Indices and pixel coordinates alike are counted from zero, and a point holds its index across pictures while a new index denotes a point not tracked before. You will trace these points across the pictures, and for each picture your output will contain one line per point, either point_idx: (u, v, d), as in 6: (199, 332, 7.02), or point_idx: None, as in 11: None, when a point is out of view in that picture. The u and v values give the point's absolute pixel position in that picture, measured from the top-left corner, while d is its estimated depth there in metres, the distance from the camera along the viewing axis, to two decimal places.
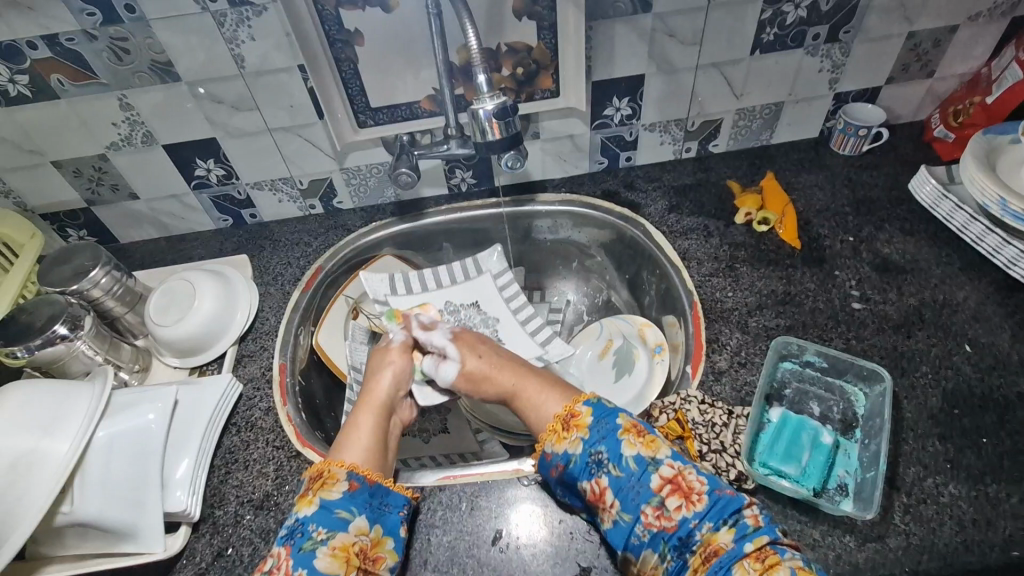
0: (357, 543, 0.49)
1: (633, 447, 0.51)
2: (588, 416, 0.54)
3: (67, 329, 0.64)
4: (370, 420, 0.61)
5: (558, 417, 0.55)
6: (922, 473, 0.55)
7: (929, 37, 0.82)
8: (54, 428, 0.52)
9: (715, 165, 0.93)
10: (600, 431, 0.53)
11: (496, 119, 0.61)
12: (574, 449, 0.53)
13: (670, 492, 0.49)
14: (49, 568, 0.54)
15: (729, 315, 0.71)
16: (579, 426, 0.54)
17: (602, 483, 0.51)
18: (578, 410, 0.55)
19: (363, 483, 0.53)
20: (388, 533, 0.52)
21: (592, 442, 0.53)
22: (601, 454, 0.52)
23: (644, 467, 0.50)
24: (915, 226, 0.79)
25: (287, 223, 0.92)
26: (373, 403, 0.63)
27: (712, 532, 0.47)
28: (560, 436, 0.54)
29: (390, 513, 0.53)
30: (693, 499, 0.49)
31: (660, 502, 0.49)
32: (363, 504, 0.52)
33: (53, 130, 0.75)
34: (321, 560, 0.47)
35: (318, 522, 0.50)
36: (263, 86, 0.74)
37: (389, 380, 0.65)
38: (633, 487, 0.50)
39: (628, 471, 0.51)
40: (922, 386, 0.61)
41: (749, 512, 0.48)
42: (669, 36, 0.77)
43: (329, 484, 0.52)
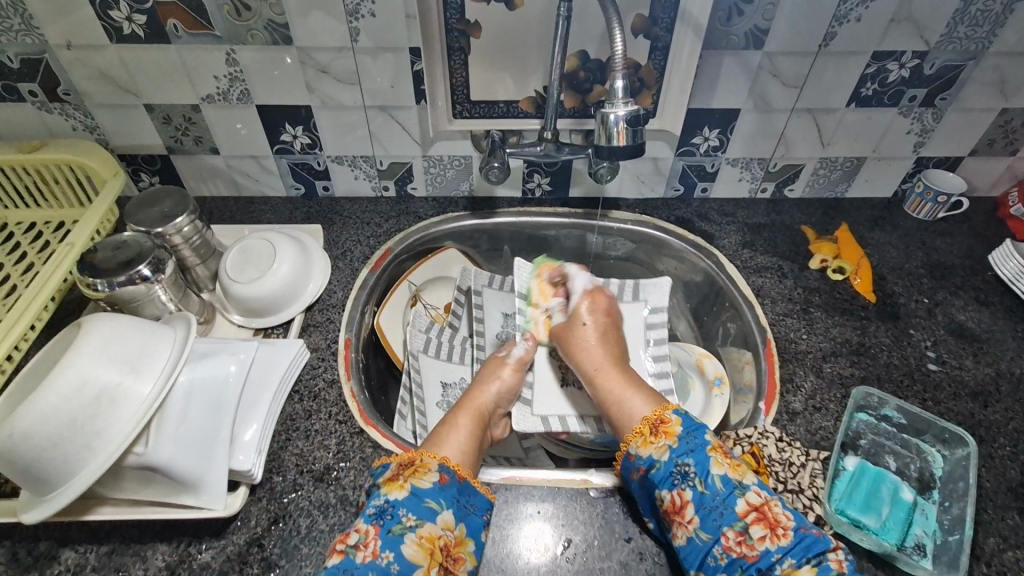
0: (441, 537, 0.49)
1: (721, 466, 0.51)
2: (677, 425, 0.55)
3: (150, 271, 0.63)
4: (468, 421, 0.61)
5: (647, 421, 0.57)
6: (1002, 544, 0.54)
7: (1022, 115, 0.82)
8: (139, 367, 0.52)
9: (787, 209, 0.92)
10: (689, 443, 0.53)
11: (623, 126, 0.63)
12: (661, 455, 0.54)
13: (755, 521, 0.49)
14: (101, 509, 0.53)
15: (803, 357, 0.70)
16: (668, 433, 0.55)
17: (684, 496, 0.51)
18: (668, 417, 0.56)
19: (452, 478, 0.53)
20: (472, 535, 0.51)
21: (679, 452, 0.53)
22: (688, 466, 0.52)
23: (730, 489, 0.50)
24: (990, 297, 0.78)
25: (359, 201, 0.91)
26: (472, 406, 0.63)
27: (794, 569, 0.46)
28: (646, 439, 0.55)
29: (475, 515, 0.52)
30: (778, 532, 0.48)
31: (743, 529, 0.49)
32: (451, 500, 0.52)
33: (154, 74, 0.74)
34: (408, 547, 0.48)
35: (407, 509, 0.50)
36: (367, 61, 0.73)
37: (492, 393, 0.65)
38: (717, 506, 0.50)
39: (713, 489, 0.50)
40: (1000, 457, 0.61)
41: (834, 555, 0.47)
42: (774, 76, 0.76)
43: (421, 473, 0.52)
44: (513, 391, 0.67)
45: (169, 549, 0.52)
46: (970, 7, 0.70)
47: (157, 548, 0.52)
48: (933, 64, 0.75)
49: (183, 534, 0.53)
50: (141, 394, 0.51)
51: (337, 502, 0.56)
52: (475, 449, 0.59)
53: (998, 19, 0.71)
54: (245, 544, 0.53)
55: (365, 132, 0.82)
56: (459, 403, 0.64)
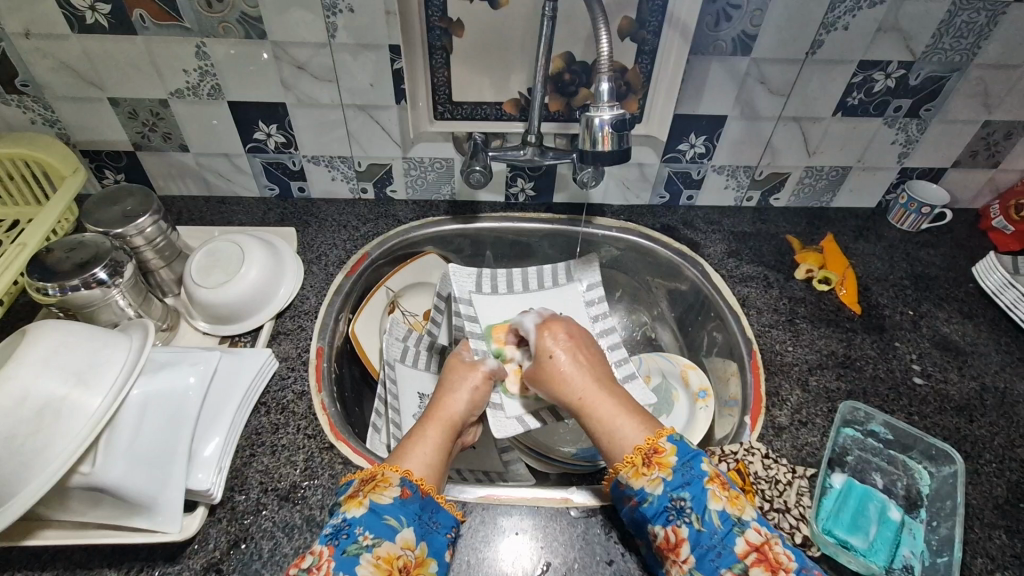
0: (401, 557, 0.46)
1: (718, 501, 0.48)
2: (672, 456, 0.52)
3: (107, 274, 0.59)
4: (437, 433, 0.58)
5: (640, 449, 0.53)
6: (989, 565, 0.53)
7: (1004, 128, 0.82)
8: (87, 379, 0.48)
9: (772, 218, 0.91)
10: (684, 476, 0.50)
11: (609, 131, 0.61)
12: (654, 488, 0.51)
13: (754, 562, 0.46)
14: (44, 533, 0.49)
15: (789, 369, 0.69)
16: (662, 465, 0.51)
17: (680, 533, 0.48)
18: (662, 446, 0.53)
19: (415, 492, 0.50)
20: (433, 555, 0.49)
21: (674, 485, 0.50)
22: (683, 501, 0.49)
23: (729, 527, 0.47)
24: (974, 309, 0.78)
25: (336, 203, 0.88)
26: (443, 417, 0.61)
27: None
28: (638, 470, 0.52)
29: (437, 533, 0.50)
30: (780, 574, 0.45)
31: (743, 571, 0.46)
32: (413, 516, 0.49)
33: (119, 66, 0.70)
34: (364, 568, 0.44)
35: (365, 527, 0.47)
36: (345, 58, 0.70)
37: (463, 401, 0.63)
38: (715, 546, 0.47)
39: (711, 526, 0.48)
40: (986, 473, 0.60)
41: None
42: (761, 83, 0.75)
43: (381, 487, 0.49)
44: (485, 395, 0.66)
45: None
46: (957, 18, 0.69)
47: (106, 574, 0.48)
48: (919, 75, 0.75)
49: (135, 559, 0.49)
50: (90, 407, 0.47)
51: (303, 523, 0.52)
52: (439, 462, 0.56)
53: (983, 31, 0.71)
54: (202, 569, 0.49)
55: (343, 132, 0.79)
56: (427, 413, 0.61)
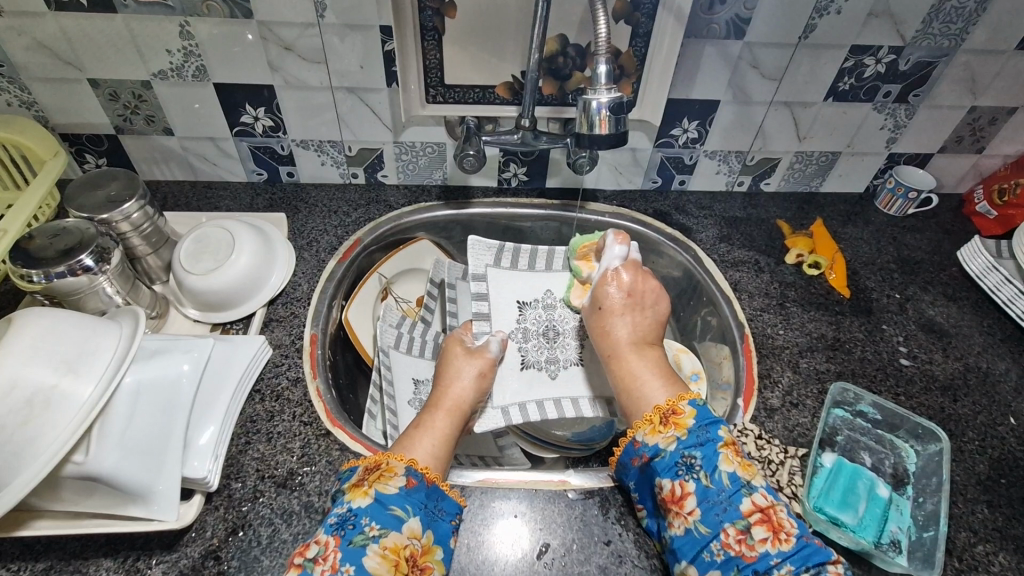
0: (407, 547, 0.46)
1: (730, 463, 0.50)
2: (690, 418, 0.53)
3: (93, 261, 0.58)
4: (445, 420, 0.59)
5: (658, 410, 0.55)
6: (972, 538, 0.55)
7: (989, 114, 0.83)
8: (77, 368, 0.47)
9: (763, 203, 0.91)
10: (700, 437, 0.52)
11: (606, 114, 0.61)
12: (667, 444, 0.52)
13: (758, 522, 0.47)
14: (37, 523, 0.48)
15: (780, 352, 0.70)
16: (678, 424, 0.53)
17: (687, 488, 0.50)
18: (681, 408, 0.54)
19: (420, 482, 0.50)
20: (439, 542, 0.49)
21: (688, 444, 0.51)
22: (694, 459, 0.51)
23: (738, 487, 0.49)
24: (958, 292, 0.80)
25: (326, 189, 0.86)
26: (447, 403, 0.60)
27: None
28: (655, 427, 0.53)
29: (443, 521, 0.50)
30: (781, 536, 0.46)
31: (746, 528, 0.47)
32: (418, 505, 0.49)
33: (99, 46, 0.68)
34: (370, 559, 0.45)
35: (371, 517, 0.47)
36: (334, 40, 0.69)
37: (470, 387, 0.62)
38: (721, 501, 0.48)
39: (720, 484, 0.49)
40: (969, 451, 0.61)
41: (833, 568, 0.45)
42: (754, 67, 0.75)
43: (386, 477, 0.49)
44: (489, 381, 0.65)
45: (114, 565, 0.48)
46: (946, 4, 0.70)
47: (101, 563, 0.48)
48: (908, 60, 0.75)
49: (130, 548, 0.49)
50: (80, 396, 0.46)
51: (301, 510, 0.52)
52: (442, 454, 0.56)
53: (971, 17, 0.71)
54: (199, 557, 0.49)
55: (333, 115, 0.77)
56: (432, 402, 0.61)
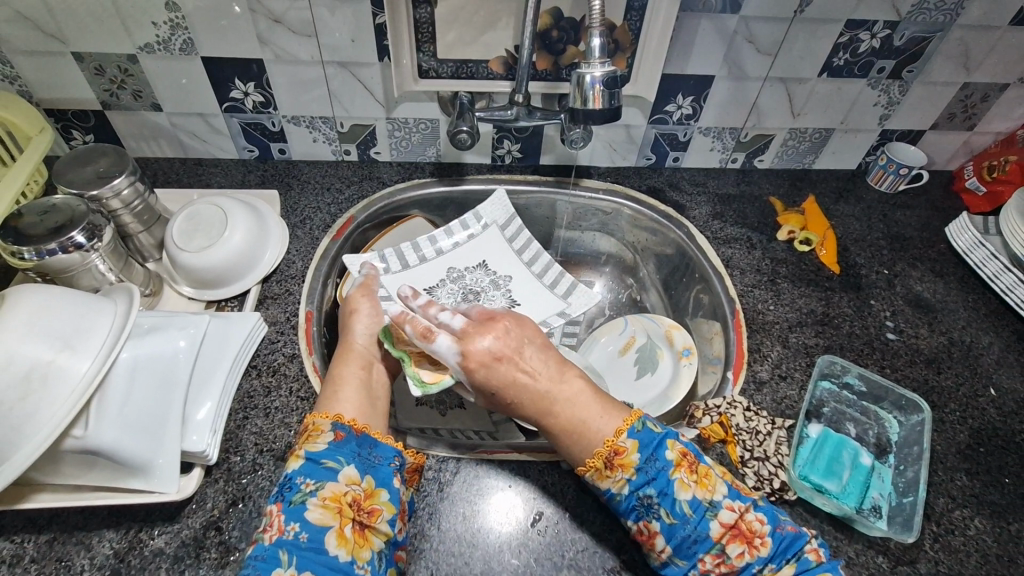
0: (348, 493, 0.48)
1: (687, 490, 0.49)
2: (634, 454, 0.50)
3: (85, 238, 0.58)
4: (356, 370, 0.57)
5: (600, 454, 0.51)
6: (950, 504, 0.57)
7: (981, 90, 0.83)
8: (75, 344, 0.48)
9: (756, 180, 0.91)
10: (648, 472, 0.50)
11: (600, 89, 0.61)
12: (620, 489, 0.50)
13: (730, 539, 0.48)
14: (41, 496, 0.49)
15: (770, 327, 0.71)
16: (624, 467, 0.50)
17: (652, 528, 0.49)
18: (623, 445, 0.51)
19: (348, 433, 0.51)
20: (381, 485, 0.50)
21: (639, 484, 0.50)
22: (651, 498, 0.49)
23: (701, 513, 0.49)
24: (945, 269, 0.81)
25: (319, 166, 0.86)
26: (356, 354, 0.59)
27: (774, 573, 0.48)
28: (602, 473, 0.51)
29: (381, 465, 0.51)
30: (756, 543, 0.48)
31: (720, 550, 0.48)
32: (351, 455, 0.50)
33: (83, 17, 0.66)
34: (313, 512, 0.46)
35: (306, 475, 0.48)
36: (324, 13, 0.68)
37: (363, 331, 0.60)
38: (689, 535, 0.49)
39: (682, 518, 0.49)
40: (951, 421, 0.63)
41: (810, 546, 0.49)
42: (748, 42, 0.75)
43: (314, 437, 0.50)
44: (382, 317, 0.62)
45: (117, 536, 0.49)
46: None
47: (105, 535, 0.49)
48: (902, 35, 0.75)
49: (132, 520, 0.50)
50: (79, 371, 0.47)
51: None
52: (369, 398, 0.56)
53: None
54: (201, 528, 0.50)
55: (324, 91, 0.76)
56: (337, 359, 0.59)
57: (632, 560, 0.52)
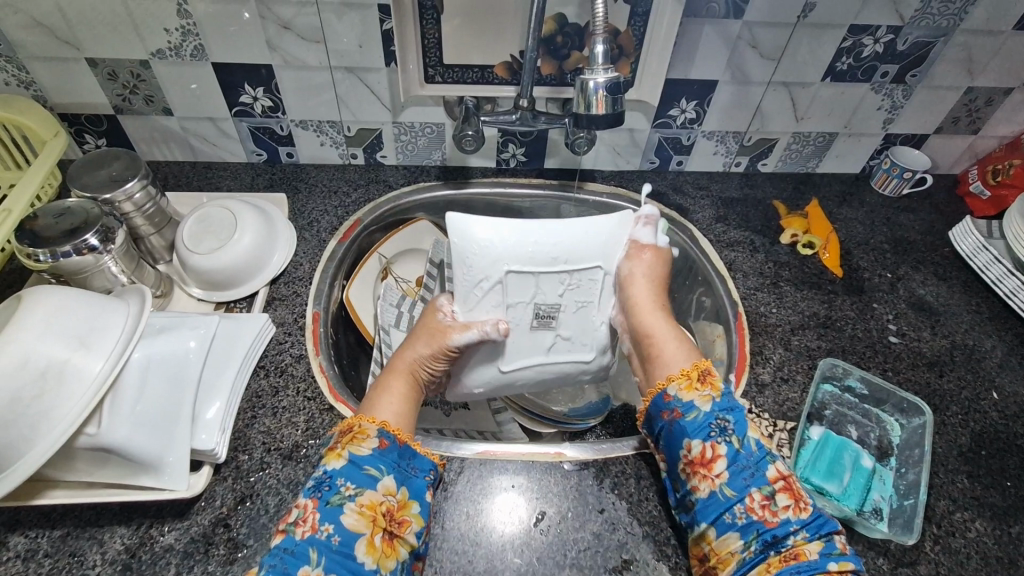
0: (383, 503, 0.48)
1: (758, 431, 0.52)
2: (721, 384, 0.54)
3: (98, 240, 0.59)
4: (400, 383, 0.59)
5: (695, 368, 0.55)
6: (951, 506, 0.57)
7: (985, 94, 0.83)
8: (89, 344, 0.49)
9: (760, 183, 0.92)
10: (730, 403, 0.53)
11: (603, 94, 0.61)
12: (703, 404, 0.52)
13: (782, 488, 0.48)
14: (53, 492, 0.50)
15: (772, 330, 0.72)
16: (713, 385, 0.54)
17: (717, 450, 0.50)
18: (714, 373, 0.55)
19: (392, 442, 0.52)
20: (414, 497, 0.51)
21: (721, 407, 0.52)
22: (727, 422, 0.51)
23: (764, 454, 0.50)
24: (948, 272, 0.81)
25: (326, 169, 0.87)
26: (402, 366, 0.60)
27: (805, 542, 0.46)
28: (691, 385, 0.54)
29: (417, 477, 0.52)
30: (801, 505, 0.48)
31: (770, 494, 0.48)
32: (392, 464, 0.51)
33: (97, 25, 0.68)
34: (348, 516, 0.47)
35: (346, 477, 0.49)
36: (333, 18, 0.69)
37: (422, 349, 0.59)
38: (749, 466, 0.49)
39: (748, 449, 0.50)
40: (952, 424, 0.64)
41: (840, 538, 0.47)
42: (752, 47, 0.75)
43: (359, 439, 0.51)
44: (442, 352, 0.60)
45: (128, 532, 0.50)
46: None
47: (116, 530, 0.50)
48: (906, 40, 0.75)
49: (143, 516, 0.51)
50: (92, 370, 0.48)
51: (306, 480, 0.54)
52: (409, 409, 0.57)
53: None
54: (210, 524, 0.51)
55: (332, 95, 0.77)
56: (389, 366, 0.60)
57: (633, 560, 0.53)
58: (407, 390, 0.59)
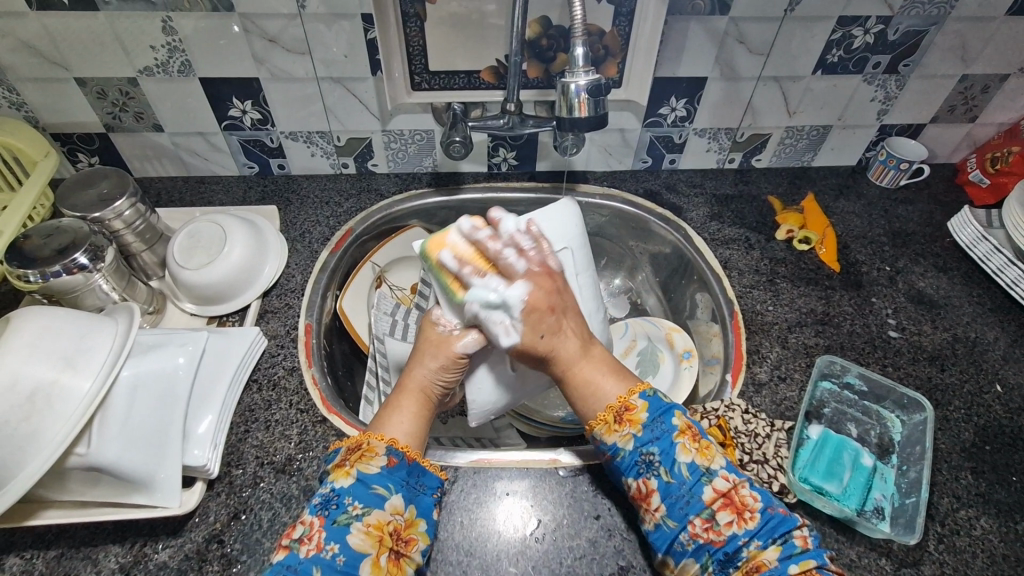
0: (391, 523, 0.48)
1: (688, 454, 0.50)
2: (642, 412, 0.53)
3: (87, 259, 0.59)
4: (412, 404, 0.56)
5: (611, 408, 0.53)
6: (955, 503, 0.56)
7: (981, 81, 0.82)
8: (77, 364, 0.49)
9: (754, 179, 0.91)
10: (654, 432, 0.52)
11: (585, 97, 0.61)
12: (625, 444, 0.52)
13: (721, 507, 0.48)
14: (47, 513, 0.50)
15: (769, 328, 0.71)
16: (632, 421, 0.52)
17: (650, 485, 0.51)
18: (633, 403, 0.53)
19: (401, 460, 0.51)
20: (421, 516, 0.51)
21: (643, 441, 0.51)
22: (652, 455, 0.51)
23: (697, 477, 0.50)
24: (948, 263, 0.80)
25: (317, 180, 0.87)
26: (413, 387, 0.57)
27: (761, 550, 0.47)
28: (610, 427, 0.53)
29: (424, 495, 0.52)
30: (746, 515, 0.48)
31: (710, 515, 0.48)
32: (400, 482, 0.50)
33: (84, 45, 0.68)
34: (355, 537, 0.46)
35: (354, 497, 0.48)
36: (317, 30, 0.69)
37: (431, 368, 0.57)
38: (683, 496, 0.49)
39: (680, 478, 0.50)
40: (955, 419, 0.62)
41: (798, 532, 0.47)
42: (740, 42, 0.74)
43: (367, 457, 0.50)
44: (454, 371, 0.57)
45: (122, 551, 0.50)
46: None
47: (110, 549, 0.50)
48: (897, 29, 0.74)
49: (137, 534, 0.51)
50: (81, 390, 0.48)
51: (299, 494, 0.54)
52: (422, 429, 0.56)
53: None
54: (204, 541, 0.51)
55: (320, 106, 0.78)
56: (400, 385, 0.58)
57: (630, 567, 0.52)
58: (421, 410, 0.56)
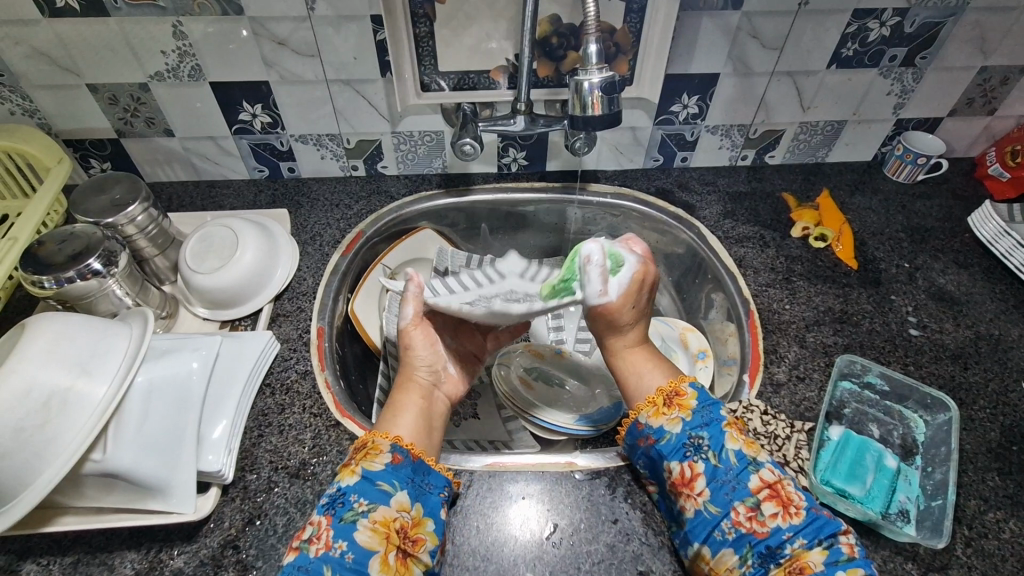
0: (397, 520, 0.48)
1: (735, 442, 0.51)
2: (694, 399, 0.54)
3: (101, 264, 0.59)
4: (410, 399, 0.59)
5: (661, 392, 0.55)
6: (982, 506, 0.55)
7: (999, 73, 0.80)
8: (91, 369, 0.49)
9: (768, 176, 0.90)
10: (703, 417, 0.53)
11: (598, 95, 0.60)
12: (673, 427, 0.53)
13: (766, 497, 0.48)
14: (64, 519, 0.50)
15: (787, 327, 0.70)
16: (683, 406, 0.54)
17: (695, 469, 0.50)
18: (684, 390, 0.55)
19: (405, 458, 0.51)
20: (429, 515, 0.50)
21: (693, 425, 0.52)
22: (701, 440, 0.51)
23: (744, 465, 0.50)
24: (969, 259, 0.78)
25: (327, 182, 0.87)
26: (410, 384, 0.61)
27: (805, 549, 0.46)
28: (659, 410, 0.54)
29: (431, 493, 0.51)
30: (791, 510, 0.47)
31: (755, 504, 0.48)
32: (405, 480, 0.50)
33: (96, 51, 0.68)
34: (361, 534, 0.46)
35: (360, 494, 0.48)
36: (326, 32, 0.69)
37: (423, 354, 0.62)
38: (728, 480, 0.49)
39: (727, 463, 0.50)
40: (980, 419, 0.61)
41: (844, 538, 0.46)
42: (753, 38, 0.73)
43: (371, 455, 0.50)
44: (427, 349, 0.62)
45: (138, 557, 0.50)
46: None
47: (126, 555, 0.50)
48: (913, 22, 0.73)
49: (152, 540, 0.51)
50: (96, 395, 0.48)
51: (314, 499, 0.54)
52: (426, 425, 0.58)
53: None
54: (219, 546, 0.51)
55: (329, 108, 0.77)
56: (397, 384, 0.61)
57: (649, 572, 0.51)
58: (419, 411, 0.58)
